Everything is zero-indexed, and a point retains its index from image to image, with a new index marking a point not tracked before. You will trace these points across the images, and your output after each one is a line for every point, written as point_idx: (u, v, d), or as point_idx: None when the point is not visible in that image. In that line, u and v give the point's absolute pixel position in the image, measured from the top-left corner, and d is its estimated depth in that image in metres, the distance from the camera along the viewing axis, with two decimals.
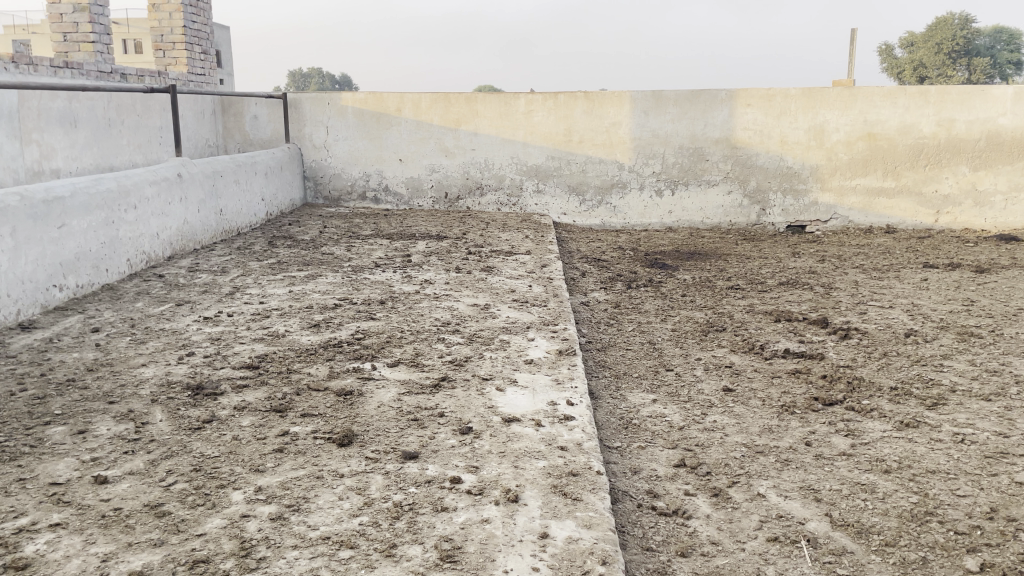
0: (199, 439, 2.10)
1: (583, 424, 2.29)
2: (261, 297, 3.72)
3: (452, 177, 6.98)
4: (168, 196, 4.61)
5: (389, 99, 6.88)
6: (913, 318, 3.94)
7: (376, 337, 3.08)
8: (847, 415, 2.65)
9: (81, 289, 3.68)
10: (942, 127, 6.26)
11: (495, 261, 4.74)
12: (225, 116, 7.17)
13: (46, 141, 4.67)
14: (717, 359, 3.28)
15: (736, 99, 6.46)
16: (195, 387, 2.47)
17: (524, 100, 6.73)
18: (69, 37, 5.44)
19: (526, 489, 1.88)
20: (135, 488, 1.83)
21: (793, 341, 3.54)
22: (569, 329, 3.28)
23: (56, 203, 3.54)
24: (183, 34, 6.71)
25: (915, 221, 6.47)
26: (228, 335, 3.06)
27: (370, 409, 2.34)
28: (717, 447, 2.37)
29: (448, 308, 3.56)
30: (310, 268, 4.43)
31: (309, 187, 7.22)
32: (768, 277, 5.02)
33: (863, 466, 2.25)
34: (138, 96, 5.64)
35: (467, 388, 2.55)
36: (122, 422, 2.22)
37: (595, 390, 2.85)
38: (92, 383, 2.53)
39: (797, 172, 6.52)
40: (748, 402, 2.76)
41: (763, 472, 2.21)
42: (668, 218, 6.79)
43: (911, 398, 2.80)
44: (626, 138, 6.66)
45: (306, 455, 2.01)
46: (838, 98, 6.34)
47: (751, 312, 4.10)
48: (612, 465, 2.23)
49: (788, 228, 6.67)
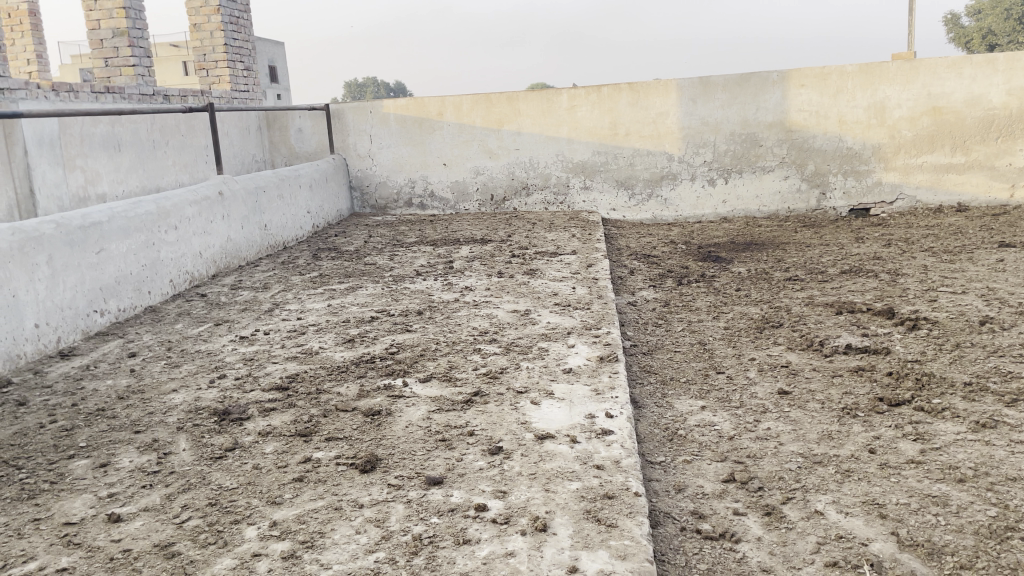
0: (219, 469, 2.03)
1: (622, 439, 2.14)
2: (299, 313, 3.66)
3: (497, 179, 6.87)
4: (210, 214, 4.60)
5: (430, 103, 6.81)
6: (989, 304, 3.66)
7: (410, 350, 2.98)
8: (916, 416, 2.43)
9: (122, 313, 3.68)
10: (1013, 96, 5.85)
11: (540, 263, 4.61)
12: (271, 130, 7.21)
13: (90, 166, 4.73)
14: (772, 358, 3.08)
15: (788, 81, 6.19)
16: (222, 413, 2.41)
17: (566, 96, 6.57)
18: (111, 62, 5.55)
19: (556, 516, 1.74)
20: (148, 526, 1.76)
21: (856, 335, 3.30)
22: (612, 333, 3.12)
23: (93, 229, 3.54)
24: (224, 52, 6.76)
25: (989, 197, 6.08)
26: (262, 355, 3.01)
27: (398, 430, 2.23)
28: (770, 459, 2.19)
29: (487, 316, 3.44)
30: (350, 280, 4.36)
31: (356, 197, 7.21)
32: (830, 265, 4.77)
33: (934, 475, 2.04)
34: (181, 116, 5.67)
35: (500, 403, 2.42)
36: (145, 453, 2.16)
37: (638, 399, 2.69)
38: (121, 411, 2.49)
39: (858, 152, 6.20)
40: (805, 406, 2.56)
41: (821, 486, 2.02)
42: (723, 208, 6.55)
43: (988, 395, 2.56)
44: (674, 128, 6.44)
45: (327, 484, 1.92)
46: (898, 73, 6.01)
47: (811, 305, 3.87)
48: (654, 483, 2.07)
49: (850, 212, 6.35)
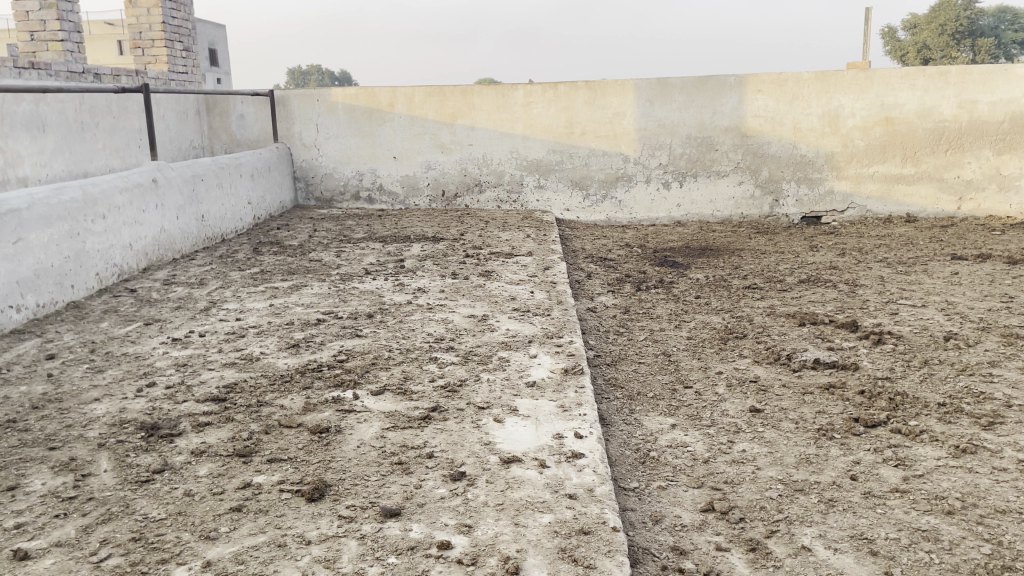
0: (146, 496, 1.80)
1: (594, 464, 1.98)
2: (239, 313, 3.40)
3: (449, 175, 6.67)
4: (142, 203, 4.29)
5: (381, 93, 6.56)
6: (950, 318, 3.62)
7: (360, 358, 2.77)
8: (894, 439, 2.32)
9: (42, 309, 3.37)
10: (963, 109, 5.91)
11: (495, 265, 4.43)
12: (211, 116, 6.87)
13: (11, 147, 4.37)
14: (740, 372, 2.96)
15: (745, 85, 6.13)
16: (151, 428, 2.16)
17: (522, 91, 6.40)
18: (37, 36, 5.16)
19: (528, 555, 1.57)
20: (59, 566, 1.53)
21: (822, 349, 3.21)
22: (575, 343, 2.96)
23: (10, 216, 3.23)
24: (162, 30, 6.40)
25: (937, 209, 6.13)
26: (196, 361, 2.75)
27: (348, 451, 2.03)
28: (749, 485, 2.06)
29: (441, 321, 3.25)
30: (294, 278, 4.11)
31: (300, 188, 6.91)
32: (787, 274, 4.70)
33: (922, 506, 1.93)
34: (114, 97, 5.32)
35: (461, 420, 2.23)
36: (60, 474, 1.91)
37: (606, 416, 2.53)
38: (34, 424, 2.23)
39: (811, 160, 6.18)
40: (779, 426, 2.44)
41: (805, 517, 1.90)
42: (677, 211, 6.47)
43: (964, 417, 2.48)
44: (631, 129, 6.33)
45: (268, 515, 1.71)
46: (853, 82, 6.00)
47: (773, 315, 3.78)
48: (630, 513, 1.91)
49: (802, 220, 6.33)
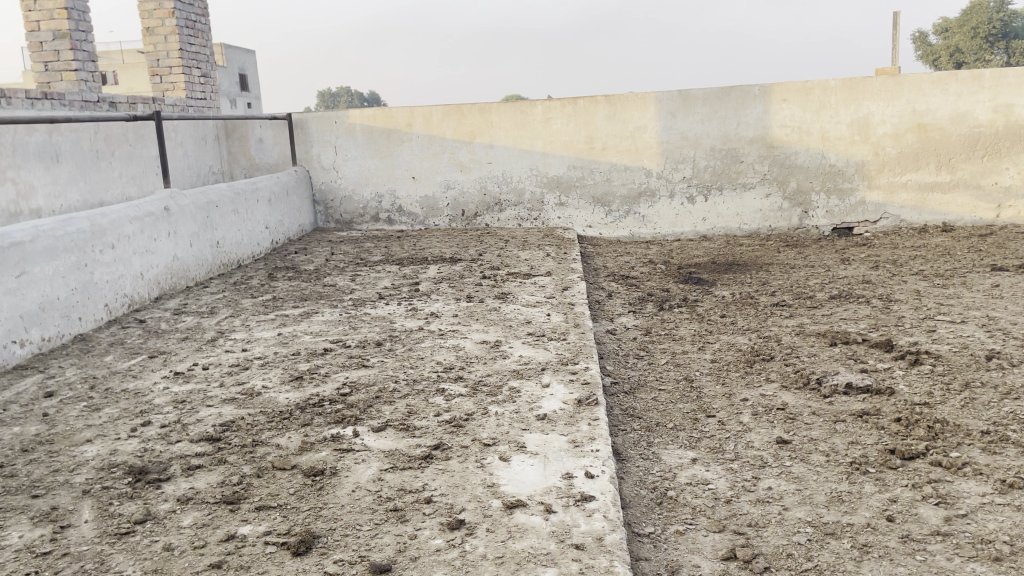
0: (124, 550, 1.69)
1: (605, 508, 1.83)
2: (245, 344, 3.31)
3: (468, 194, 6.57)
4: (153, 231, 4.24)
5: (398, 114, 6.49)
6: (992, 335, 3.41)
7: (364, 391, 2.65)
8: (934, 474, 2.14)
9: (47, 343, 3.31)
10: (999, 113, 5.67)
11: (512, 286, 4.30)
12: (229, 140, 6.85)
13: (24, 178, 4.35)
14: (767, 399, 2.79)
15: (770, 95, 5.95)
16: (139, 472, 2.06)
17: (541, 108, 6.29)
18: (52, 66, 5.17)
19: None
20: None
21: (855, 372, 3.02)
22: (591, 370, 2.82)
23: (14, 249, 3.18)
24: (180, 57, 6.40)
25: (974, 217, 5.89)
26: (196, 397, 2.65)
27: (342, 496, 1.90)
28: (775, 529, 1.89)
29: (453, 349, 3.12)
30: (306, 304, 4.02)
31: (320, 211, 6.85)
32: (817, 289, 4.51)
33: (966, 552, 1.76)
34: (129, 125, 5.30)
35: (464, 460, 2.10)
36: (39, 526, 1.81)
37: (620, 450, 2.38)
38: (21, 468, 2.14)
39: (841, 169, 5.98)
40: (808, 460, 2.27)
41: (836, 565, 1.73)
42: (702, 225, 6.30)
43: (1010, 446, 2.29)
44: (653, 142, 6.19)
45: (250, 572, 1.59)
46: (883, 88, 5.80)
47: (802, 334, 3.60)
48: (644, 563, 1.76)
49: (834, 231, 6.13)
